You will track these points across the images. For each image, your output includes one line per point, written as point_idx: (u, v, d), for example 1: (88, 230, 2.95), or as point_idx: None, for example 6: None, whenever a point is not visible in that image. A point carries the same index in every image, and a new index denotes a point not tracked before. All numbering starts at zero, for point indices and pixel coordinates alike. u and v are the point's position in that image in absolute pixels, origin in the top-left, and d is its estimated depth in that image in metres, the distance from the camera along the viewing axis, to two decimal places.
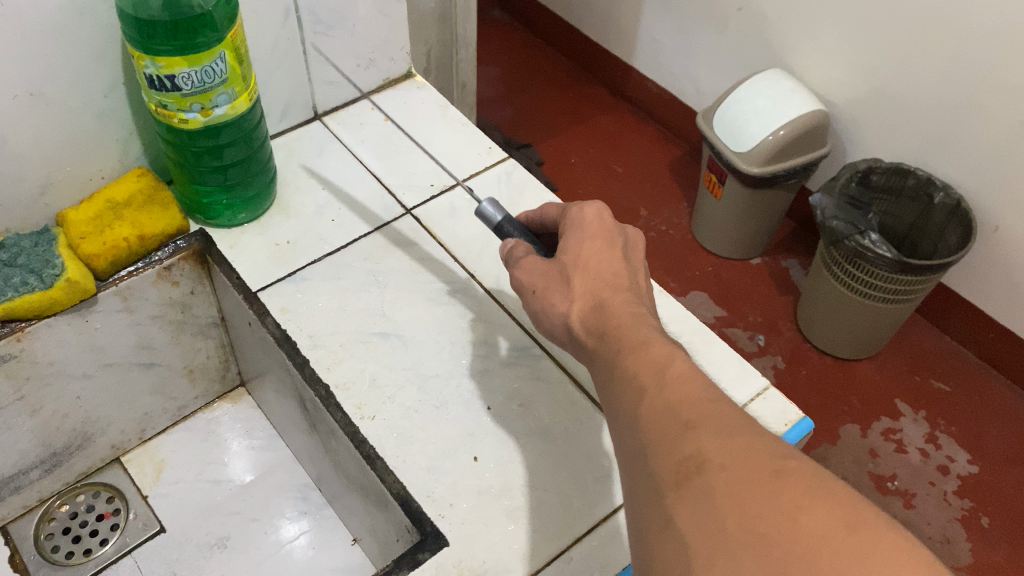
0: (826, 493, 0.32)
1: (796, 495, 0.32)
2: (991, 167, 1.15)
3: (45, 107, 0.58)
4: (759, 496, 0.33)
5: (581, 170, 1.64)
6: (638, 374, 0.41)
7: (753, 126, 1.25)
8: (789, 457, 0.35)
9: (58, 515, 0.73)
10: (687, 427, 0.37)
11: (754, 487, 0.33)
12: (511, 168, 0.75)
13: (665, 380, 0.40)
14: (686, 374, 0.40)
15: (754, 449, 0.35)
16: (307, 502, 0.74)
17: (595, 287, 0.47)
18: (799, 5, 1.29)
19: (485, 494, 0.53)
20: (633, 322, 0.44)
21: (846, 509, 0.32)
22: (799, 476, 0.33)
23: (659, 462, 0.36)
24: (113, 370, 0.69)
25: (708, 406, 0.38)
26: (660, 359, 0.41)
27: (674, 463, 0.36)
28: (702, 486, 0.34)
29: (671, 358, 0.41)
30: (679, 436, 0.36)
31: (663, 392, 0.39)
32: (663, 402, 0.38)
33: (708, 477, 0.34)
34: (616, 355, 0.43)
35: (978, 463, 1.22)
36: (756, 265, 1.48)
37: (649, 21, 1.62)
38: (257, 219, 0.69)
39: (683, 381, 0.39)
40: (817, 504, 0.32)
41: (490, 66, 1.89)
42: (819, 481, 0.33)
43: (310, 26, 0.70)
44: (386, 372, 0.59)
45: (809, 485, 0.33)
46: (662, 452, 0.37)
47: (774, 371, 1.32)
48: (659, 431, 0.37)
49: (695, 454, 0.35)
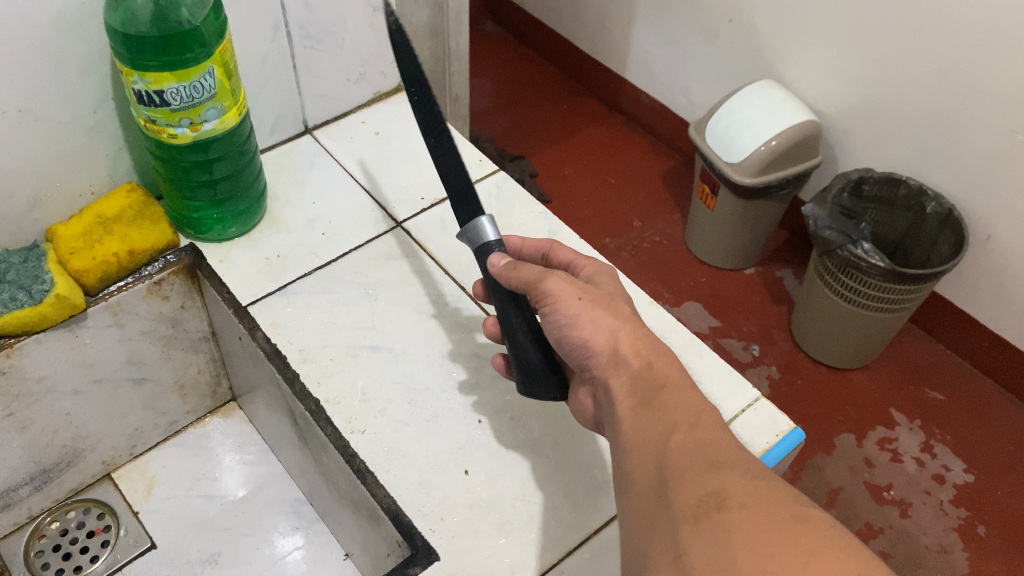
0: (843, 545, 0.33)
1: (811, 539, 0.33)
2: (981, 176, 1.16)
3: (34, 124, 0.58)
4: (774, 537, 0.33)
5: (574, 181, 1.64)
6: (672, 412, 0.42)
7: (745, 137, 1.26)
8: (809, 506, 0.35)
9: (47, 532, 0.73)
10: (713, 465, 0.38)
11: (772, 527, 0.34)
12: (502, 181, 0.75)
13: (690, 421, 0.41)
14: (718, 423, 0.41)
15: (778, 497, 0.36)
16: (300, 516, 0.73)
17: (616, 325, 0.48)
18: (789, 16, 1.30)
19: (476, 508, 0.53)
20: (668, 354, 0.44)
21: (859, 560, 0.32)
22: (818, 524, 0.34)
23: (678, 494, 0.37)
24: (103, 387, 0.68)
25: (730, 451, 0.39)
26: (694, 407, 0.42)
27: (695, 497, 0.36)
28: (719, 522, 0.35)
29: (704, 409, 0.42)
30: (704, 473, 0.38)
31: (694, 432, 0.40)
32: (693, 441, 0.40)
33: (727, 513, 0.35)
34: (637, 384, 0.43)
35: (973, 472, 1.22)
36: (750, 275, 1.49)
37: (641, 33, 1.63)
38: (247, 233, 0.69)
39: (716, 428, 0.41)
40: (832, 551, 0.32)
41: (483, 78, 1.90)
42: (837, 532, 0.34)
43: (300, 40, 0.70)
44: (376, 386, 0.59)
45: (829, 535, 0.33)
46: (684, 485, 0.37)
47: (768, 381, 1.32)
48: (684, 464, 0.38)
49: (717, 492, 0.36)
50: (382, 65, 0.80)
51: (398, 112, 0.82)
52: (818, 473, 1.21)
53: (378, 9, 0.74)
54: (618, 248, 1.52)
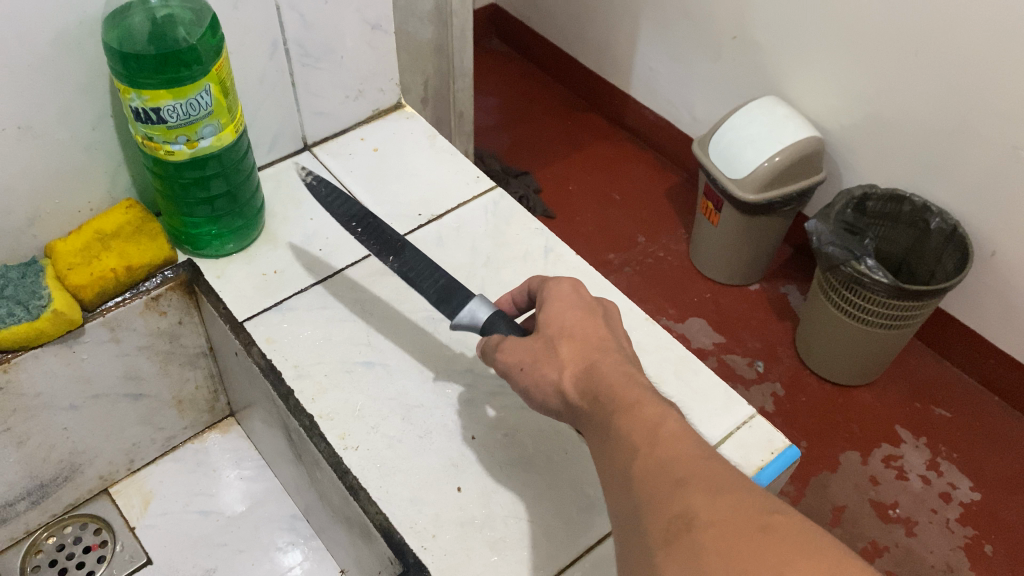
0: (814, 550, 0.33)
1: (780, 552, 0.33)
2: (985, 193, 1.15)
3: (33, 141, 0.59)
4: (746, 554, 0.33)
5: (579, 197, 1.65)
6: (629, 436, 0.41)
7: (747, 153, 1.26)
8: (776, 513, 0.35)
9: (45, 547, 0.73)
10: (676, 484, 0.37)
11: (742, 544, 0.34)
12: (499, 198, 0.76)
13: (649, 439, 0.40)
14: (679, 433, 0.40)
15: (745, 507, 0.35)
16: (296, 532, 0.74)
17: (583, 352, 0.47)
18: (792, 33, 1.30)
19: (468, 525, 0.53)
20: (626, 381, 0.44)
21: (831, 565, 0.32)
22: (787, 531, 0.34)
23: (649, 521, 0.37)
24: (100, 402, 0.69)
25: (692, 461, 0.38)
26: (652, 420, 0.41)
27: (664, 522, 0.36)
28: (690, 545, 0.34)
29: (664, 417, 0.41)
30: (669, 495, 0.37)
31: (654, 451, 0.39)
32: (656, 459, 0.39)
33: (696, 534, 0.35)
34: (610, 418, 0.42)
35: (980, 490, 1.21)
36: (754, 291, 1.48)
37: (645, 50, 1.63)
38: (245, 249, 0.69)
39: (675, 440, 0.39)
40: (804, 560, 0.32)
41: (489, 95, 1.91)
42: (809, 537, 0.34)
43: (299, 58, 0.71)
44: (370, 403, 0.59)
45: (802, 543, 0.33)
46: (653, 510, 0.37)
47: (773, 398, 1.31)
48: (651, 488, 0.38)
49: (684, 512, 0.36)
50: (380, 82, 0.80)
51: (396, 129, 0.83)
52: (821, 492, 1.20)
53: (376, 27, 0.75)
54: (622, 264, 1.52)
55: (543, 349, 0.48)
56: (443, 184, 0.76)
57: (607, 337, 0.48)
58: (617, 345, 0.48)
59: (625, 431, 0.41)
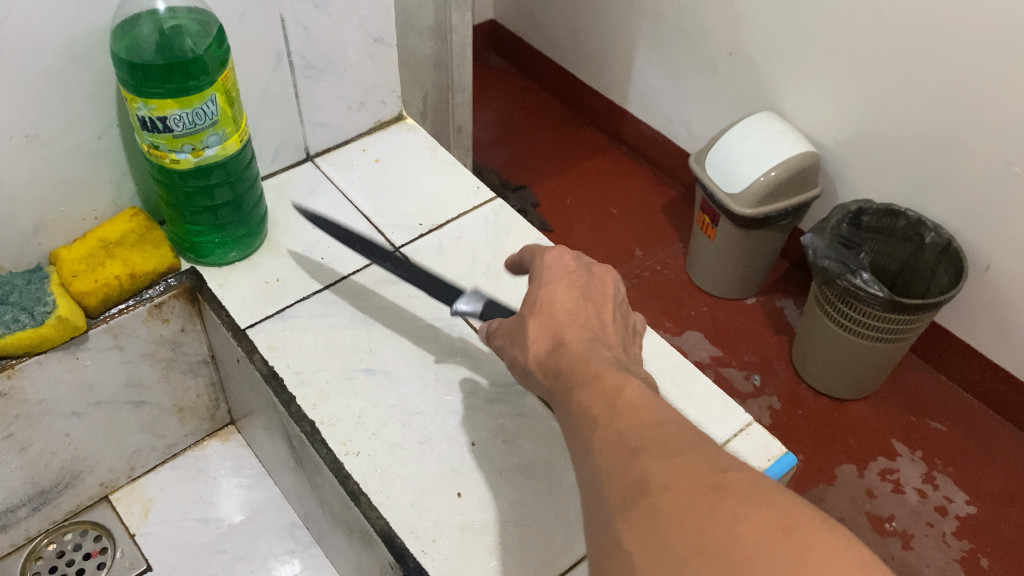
0: (768, 500, 0.33)
1: (732, 505, 0.33)
2: (979, 208, 1.17)
3: (40, 149, 0.60)
4: (700, 511, 0.33)
5: (576, 211, 1.66)
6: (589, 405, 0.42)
7: (743, 167, 1.27)
8: (728, 470, 0.35)
9: (45, 554, 0.74)
10: (634, 451, 0.38)
11: (696, 500, 0.34)
12: (499, 208, 0.76)
13: (609, 407, 0.41)
14: (637, 399, 0.41)
15: (698, 466, 0.36)
16: (296, 540, 0.74)
17: (551, 326, 0.48)
18: (787, 49, 1.32)
19: (467, 530, 0.53)
20: (589, 354, 0.45)
21: (785, 512, 0.33)
22: (739, 487, 0.34)
23: (608, 487, 0.37)
24: (102, 409, 0.69)
25: (649, 427, 0.39)
26: (613, 388, 0.42)
27: (622, 488, 0.36)
28: (647, 508, 0.35)
29: (624, 385, 0.42)
30: (626, 462, 0.37)
31: (614, 421, 0.40)
32: (614, 431, 0.39)
33: (654, 497, 0.35)
34: (572, 390, 0.44)
35: (976, 504, 1.21)
36: (750, 304, 1.49)
37: (642, 66, 1.65)
38: (247, 258, 0.70)
39: (635, 408, 0.40)
40: (755, 511, 0.33)
41: (487, 110, 1.92)
42: (760, 489, 0.34)
43: (301, 70, 0.72)
44: (371, 409, 0.60)
45: (751, 494, 0.33)
46: (611, 479, 0.37)
47: (769, 412, 1.32)
48: (609, 457, 0.38)
49: (640, 478, 0.36)
50: (382, 94, 0.82)
51: (397, 140, 0.83)
52: (818, 505, 1.20)
53: (378, 41, 0.76)
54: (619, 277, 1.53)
55: (520, 323, 0.50)
56: (442, 195, 0.77)
57: (583, 312, 0.49)
58: (591, 320, 0.48)
59: (587, 402, 0.42)
